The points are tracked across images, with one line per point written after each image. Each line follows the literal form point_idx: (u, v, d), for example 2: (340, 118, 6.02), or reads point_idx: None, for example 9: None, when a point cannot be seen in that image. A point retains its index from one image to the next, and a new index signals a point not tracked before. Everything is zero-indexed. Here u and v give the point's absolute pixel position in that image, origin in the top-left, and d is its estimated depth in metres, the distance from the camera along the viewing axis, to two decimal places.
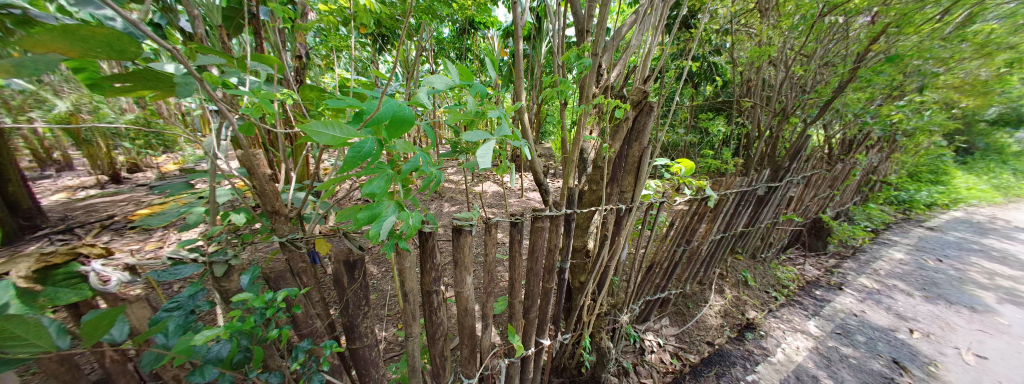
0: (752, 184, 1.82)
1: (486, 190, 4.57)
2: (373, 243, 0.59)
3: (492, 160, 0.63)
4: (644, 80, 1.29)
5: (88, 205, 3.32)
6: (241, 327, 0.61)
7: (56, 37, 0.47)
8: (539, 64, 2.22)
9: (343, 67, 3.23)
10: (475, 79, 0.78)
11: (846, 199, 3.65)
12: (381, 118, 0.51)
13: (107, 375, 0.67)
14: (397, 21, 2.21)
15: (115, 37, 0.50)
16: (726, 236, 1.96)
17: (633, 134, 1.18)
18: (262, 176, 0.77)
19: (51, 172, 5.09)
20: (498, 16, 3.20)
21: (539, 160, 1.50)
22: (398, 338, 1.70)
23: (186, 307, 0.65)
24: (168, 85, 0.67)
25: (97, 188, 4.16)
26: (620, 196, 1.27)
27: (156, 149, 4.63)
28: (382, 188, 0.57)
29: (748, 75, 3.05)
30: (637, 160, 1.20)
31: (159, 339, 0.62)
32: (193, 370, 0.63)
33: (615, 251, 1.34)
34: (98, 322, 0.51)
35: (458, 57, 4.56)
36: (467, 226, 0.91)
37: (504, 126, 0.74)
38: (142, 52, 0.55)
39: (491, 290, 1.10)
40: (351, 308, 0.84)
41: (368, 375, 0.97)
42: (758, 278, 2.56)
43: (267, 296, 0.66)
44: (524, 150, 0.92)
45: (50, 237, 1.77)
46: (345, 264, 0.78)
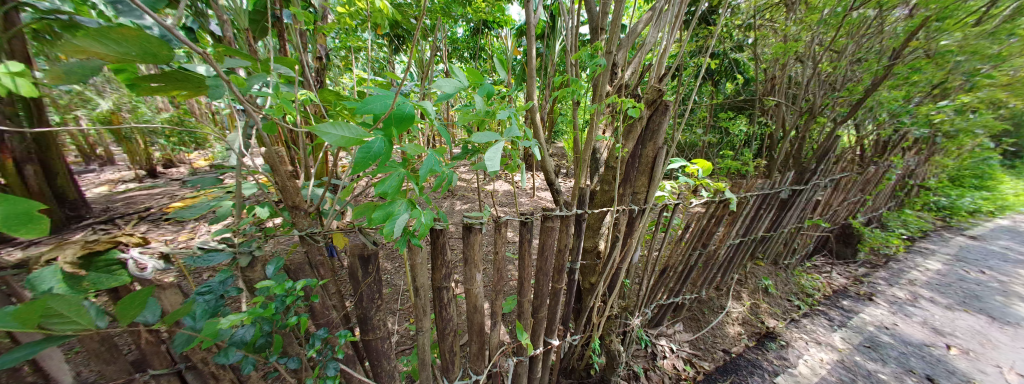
0: (774, 187, 1.74)
1: (497, 189, 4.60)
2: (387, 240, 0.60)
3: (501, 163, 0.63)
4: (661, 78, 1.25)
5: (126, 198, 3.55)
6: (264, 313, 0.64)
7: (93, 42, 0.51)
8: (552, 63, 2.21)
9: (362, 68, 3.31)
10: (485, 80, 0.79)
11: (879, 204, 3.43)
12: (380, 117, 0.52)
13: (143, 355, 0.70)
14: (412, 22, 2.25)
15: (145, 39, 0.53)
16: (745, 240, 1.89)
17: (647, 134, 1.16)
18: (285, 173, 0.79)
19: (96, 166, 5.48)
20: (511, 15, 3.18)
21: (551, 160, 1.50)
22: (410, 332, 1.74)
23: (217, 292, 0.67)
24: (199, 86, 0.71)
25: (136, 182, 4.46)
26: (633, 196, 1.25)
27: (189, 146, 4.91)
28: (396, 188, 0.59)
29: (773, 72, 2.92)
30: (652, 160, 1.17)
31: (187, 322, 0.64)
32: (218, 351, 0.67)
33: (627, 253, 1.32)
34: (130, 302, 0.53)
35: (472, 56, 4.59)
36: (477, 224, 0.91)
37: (513, 127, 0.74)
38: (173, 55, 0.59)
39: (500, 288, 1.11)
40: (366, 301, 0.87)
41: (380, 366, 0.99)
42: (780, 286, 2.46)
43: (288, 285, 0.69)
44: (535, 149, 0.91)
45: (94, 227, 1.91)
46: (360, 258, 0.80)
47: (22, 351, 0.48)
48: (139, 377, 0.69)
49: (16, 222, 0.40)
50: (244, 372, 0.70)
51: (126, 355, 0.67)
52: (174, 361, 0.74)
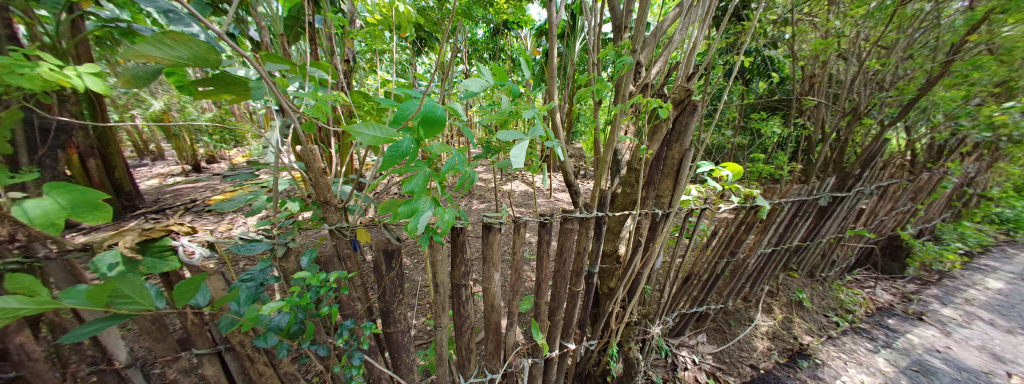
0: (811, 193, 1.63)
1: (514, 189, 4.61)
2: (412, 236, 0.62)
3: (526, 160, 0.63)
4: (688, 77, 1.21)
5: (173, 191, 3.87)
6: (300, 302, 0.68)
7: (153, 48, 0.56)
8: (572, 63, 2.19)
9: (386, 69, 3.42)
10: (509, 80, 0.80)
11: (932, 215, 3.13)
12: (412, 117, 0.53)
13: (188, 334, 0.73)
14: (435, 24, 2.30)
15: (195, 44, 0.60)
16: (777, 249, 1.78)
17: (673, 136, 1.12)
18: (318, 170, 0.84)
19: (149, 161, 6.02)
20: (532, 15, 3.18)
21: (571, 161, 1.48)
22: (427, 328, 1.78)
23: (258, 279, 0.70)
24: (243, 88, 0.76)
25: (182, 176, 4.85)
26: (656, 200, 1.22)
27: (228, 143, 5.28)
28: (421, 185, 0.60)
29: (811, 70, 2.73)
30: (677, 163, 1.13)
31: (232, 307, 0.67)
32: (257, 335, 0.71)
33: (649, 259, 1.28)
34: (187, 287, 0.57)
35: (491, 57, 4.63)
36: (496, 223, 0.92)
37: (537, 127, 0.74)
38: (220, 59, 0.65)
39: (518, 288, 1.11)
40: (389, 295, 0.90)
41: (400, 359, 1.02)
42: (815, 300, 2.29)
43: (322, 276, 0.72)
44: (557, 149, 0.91)
45: (146, 216, 2.10)
46: (385, 252, 0.83)
47: (93, 325, 0.55)
48: (184, 356, 0.75)
49: (82, 210, 0.44)
50: (279, 356, 0.74)
51: (174, 334, 0.72)
52: (215, 343, 0.78)
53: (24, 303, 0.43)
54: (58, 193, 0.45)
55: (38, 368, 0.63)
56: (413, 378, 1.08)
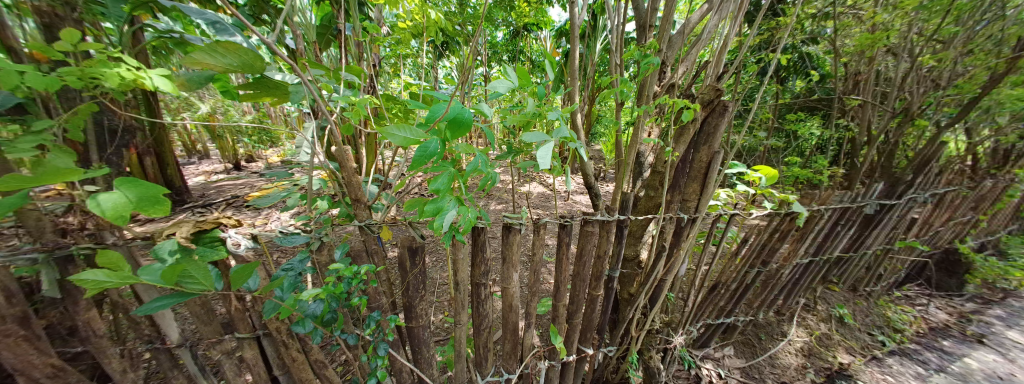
0: (855, 200, 1.51)
1: (531, 191, 4.61)
2: (437, 234, 0.63)
3: (553, 161, 0.63)
4: (718, 76, 1.16)
5: (216, 187, 4.19)
6: (334, 291, 0.72)
7: (208, 56, 0.62)
8: (592, 64, 2.16)
9: (410, 72, 3.54)
10: (533, 82, 0.81)
11: (1000, 227, 2.80)
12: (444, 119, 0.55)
13: (232, 319, 0.79)
14: (457, 28, 2.35)
15: (242, 51, 0.64)
16: (816, 260, 1.66)
17: (701, 137, 1.08)
18: (350, 169, 0.88)
19: (196, 159, 6.57)
20: (552, 16, 3.17)
21: (591, 163, 1.46)
22: (445, 325, 1.81)
23: (298, 269, 0.75)
24: (282, 92, 0.83)
25: (224, 173, 5.25)
26: (681, 205, 1.17)
27: (265, 144, 5.66)
28: (447, 184, 0.62)
29: (855, 67, 2.53)
30: (706, 166, 1.09)
31: (277, 292, 0.71)
32: (295, 321, 0.75)
33: (672, 265, 1.24)
34: (241, 272, 0.61)
35: (511, 59, 4.66)
36: (517, 224, 0.93)
37: (562, 128, 0.74)
38: (263, 66, 0.70)
39: (536, 290, 1.11)
40: (412, 290, 0.92)
41: (421, 353, 1.05)
42: (858, 316, 2.11)
43: (354, 268, 0.76)
44: (580, 150, 0.90)
45: (194, 210, 2.29)
46: (410, 249, 0.86)
47: (163, 301, 0.59)
48: (227, 339, 0.81)
49: (146, 204, 0.49)
50: (314, 342, 0.78)
51: (219, 318, 0.77)
52: (254, 329, 0.83)
53: (106, 277, 0.48)
54: (125, 188, 0.49)
55: (100, 345, 0.72)
56: (433, 373, 1.11)
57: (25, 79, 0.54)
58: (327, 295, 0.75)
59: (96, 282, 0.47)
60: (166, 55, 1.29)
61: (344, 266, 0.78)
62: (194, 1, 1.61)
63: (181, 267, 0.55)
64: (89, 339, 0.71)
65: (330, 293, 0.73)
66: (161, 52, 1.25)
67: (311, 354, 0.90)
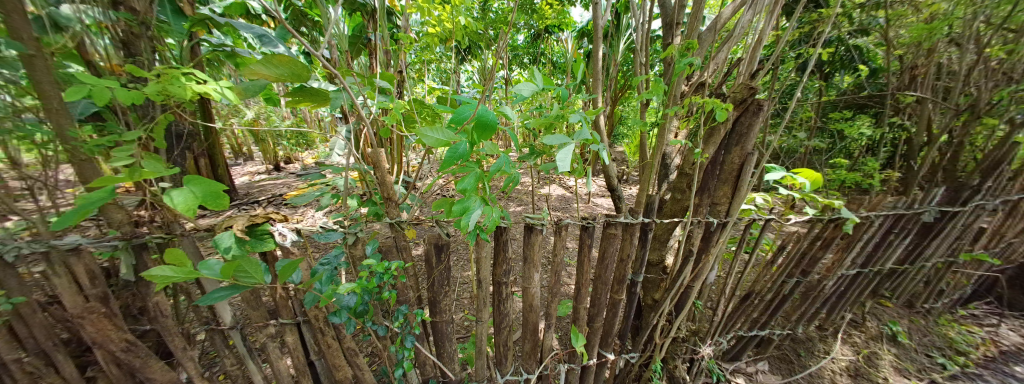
0: (912, 206, 1.37)
1: (551, 193, 4.59)
2: (463, 232, 0.66)
3: (571, 163, 0.63)
4: (752, 73, 1.10)
5: (259, 186, 4.55)
6: (367, 286, 0.76)
7: (264, 67, 0.69)
8: (615, 64, 2.13)
9: (434, 77, 3.66)
10: (557, 85, 0.81)
11: None
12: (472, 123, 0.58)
13: (276, 307, 0.86)
14: (480, 32, 2.41)
15: (293, 63, 0.70)
16: (864, 271, 1.52)
17: (733, 138, 1.03)
18: (383, 170, 0.93)
19: (242, 161, 7.16)
20: (574, 17, 3.15)
21: (614, 165, 1.44)
22: (465, 323, 1.85)
23: (334, 264, 0.80)
24: (323, 99, 0.90)
25: (265, 173, 5.69)
26: (710, 209, 1.13)
27: (301, 146, 6.08)
28: (472, 185, 0.65)
29: (912, 60, 2.30)
30: (738, 167, 1.03)
31: (317, 285, 0.77)
32: (332, 311, 0.81)
33: (700, 271, 1.19)
34: (286, 268, 0.66)
35: (532, 62, 4.68)
36: (538, 225, 0.93)
37: (584, 132, 0.74)
38: (310, 75, 0.76)
39: (557, 291, 1.10)
40: (437, 286, 0.96)
41: (444, 348, 1.08)
42: (916, 335, 1.91)
43: (385, 264, 0.81)
44: (603, 152, 0.89)
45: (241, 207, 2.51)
46: (435, 246, 0.89)
47: (222, 292, 0.67)
48: (271, 324, 0.88)
49: (210, 198, 0.54)
50: (349, 331, 0.84)
51: (265, 305, 0.84)
52: (295, 316, 0.90)
53: (173, 271, 0.56)
54: (194, 183, 0.55)
55: (167, 324, 0.82)
56: (454, 368, 1.14)
57: (115, 93, 0.63)
58: (359, 289, 0.80)
59: (165, 276, 0.55)
60: (220, 67, 1.43)
61: (375, 261, 0.83)
62: (244, 17, 1.77)
63: (234, 265, 0.62)
64: (158, 319, 0.80)
65: (362, 287, 0.78)
66: (215, 64, 1.39)
67: (344, 342, 0.96)
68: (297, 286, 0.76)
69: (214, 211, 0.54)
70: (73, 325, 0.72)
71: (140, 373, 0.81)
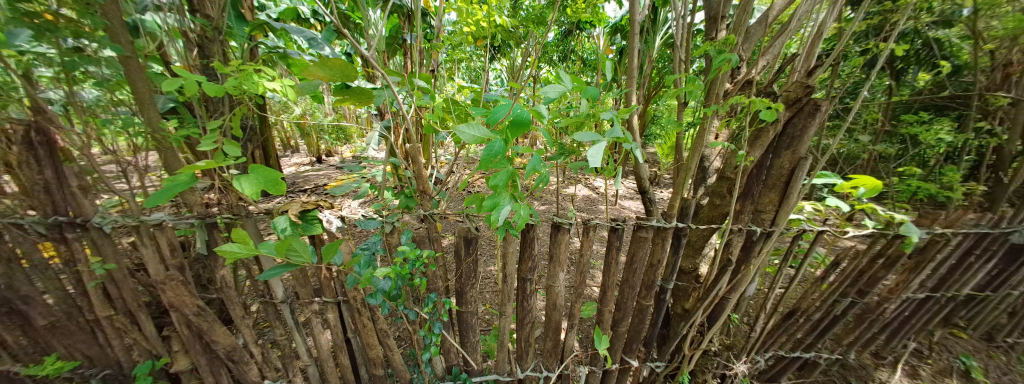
0: (1004, 224, 1.18)
1: (576, 193, 4.53)
2: (492, 227, 0.67)
3: (603, 159, 0.62)
4: (809, 70, 1.01)
5: (304, 177, 4.95)
6: (401, 271, 0.81)
7: (319, 68, 0.75)
8: (650, 61, 2.04)
9: (464, 75, 3.74)
10: (590, 83, 0.80)
11: None
12: (508, 124, 0.59)
13: (321, 286, 0.93)
14: (511, 31, 2.43)
15: (344, 65, 0.75)
16: (935, 295, 1.34)
17: (783, 141, 0.95)
18: (420, 164, 0.97)
19: (289, 153, 7.82)
20: (607, 13, 3.06)
21: (647, 166, 1.39)
22: (487, 317, 1.89)
23: (372, 249, 0.85)
24: (367, 97, 0.96)
25: (309, 165, 6.17)
26: (753, 216, 1.05)
27: (340, 141, 6.51)
28: (504, 182, 0.66)
29: (1011, 55, 1.97)
30: (788, 173, 0.96)
31: (357, 268, 0.82)
32: (370, 293, 0.86)
33: (738, 282, 1.11)
34: (329, 250, 0.72)
35: (561, 60, 4.63)
36: (566, 224, 0.92)
37: (615, 129, 0.72)
38: (358, 76, 0.81)
39: (582, 292, 1.09)
40: (464, 277, 0.99)
41: (468, 337, 1.11)
42: (1000, 374, 1.65)
43: (417, 251, 0.85)
44: (637, 152, 0.86)
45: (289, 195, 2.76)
46: (464, 239, 0.92)
47: (277, 269, 0.74)
48: (316, 302, 0.96)
49: (273, 185, 0.60)
50: (383, 313, 0.89)
51: (311, 284, 0.92)
52: (336, 296, 0.97)
53: (240, 247, 0.62)
54: (261, 172, 0.60)
55: (230, 294, 0.92)
56: (476, 358, 1.17)
57: (203, 86, 0.71)
58: (394, 274, 0.85)
59: (233, 252, 0.62)
60: (274, 67, 1.57)
61: (409, 249, 0.87)
62: (296, 20, 1.92)
63: (285, 242, 0.68)
64: (223, 289, 0.91)
65: (397, 272, 0.83)
66: (271, 64, 1.53)
67: (377, 325, 1.02)
68: (339, 268, 0.82)
69: (276, 197, 0.60)
70: (157, 289, 0.83)
71: (207, 336, 0.92)
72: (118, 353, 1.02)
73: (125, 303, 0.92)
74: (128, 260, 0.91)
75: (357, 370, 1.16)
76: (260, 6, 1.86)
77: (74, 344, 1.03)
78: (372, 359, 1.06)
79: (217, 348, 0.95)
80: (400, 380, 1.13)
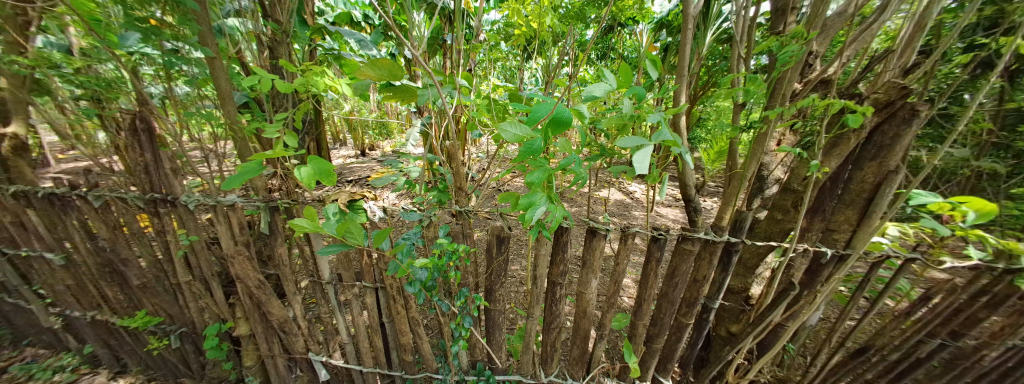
0: None
1: (609, 197, 4.36)
2: (525, 227, 0.65)
3: (651, 166, 0.56)
4: (905, 69, 0.85)
5: (349, 168, 5.34)
6: (436, 264, 0.83)
7: (370, 67, 0.79)
8: (700, 59, 1.88)
9: (500, 74, 3.77)
10: (636, 82, 0.73)
11: None
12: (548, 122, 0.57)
13: (362, 271, 0.99)
14: (550, 29, 2.39)
15: (392, 65, 0.78)
16: None
17: (875, 152, 0.82)
18: (458, 162, 0.99)
19: (338, 146, 8.51)
20: (653, 7, 2.87)
21: (694, 173, 1.28)
22: (513, 316, 1.89)
23: (413, 240, 0.88)
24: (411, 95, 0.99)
25: (355, 158, 6.65)
26: (823, 236, 0.95)
27: (383, 136, 6.92)
28: (540, 180, 0.63)
29: None
30: (872, 188, 0.84)
31: (400, 256, 0.85)
32: (408, 282, 0.89)
33: (798, 308, 0.99)
34: (378, 236, 0.76)
35: (600, 59, 4.47)
36: (603, 230, 0.88)
37: (665, 132, 0.65)
38: (405, 74, 0.84)
39: (615, 302, 1.04)
40: (495, 275, 1.00)
41: (494, 335, 1.12)
42: None
43: (455, 247, 0.86)
44: (685, 158, 0.78)
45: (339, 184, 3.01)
46: (497, 238, 0.92)
47: (334, 247, 0.79)
48: (356, 285, 1.02)
49: (325, 176, 0.63)
50: (419, 302, 0.92)
51: (353, 268, 0.98)
52: (374, 282, 1.02)
53: (309, 224, 0.69)
54: (314, 162, 0.65)
55: (285, 272, 1.01)
56: (501, 356, 1.17)
57: (275, 84, 0.82)
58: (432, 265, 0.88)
59: (301, 228, 0.68)
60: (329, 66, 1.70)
61: (447, 243, 0.89)
62: (349, 24, 2.07)
63: (346, 223, 0.73)
64: (279, 267, 1.00)
65: (436, 264, 0.86)
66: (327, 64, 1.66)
67: (408, 314, 1.05)
68: (384, 254, 0.85)
69: (327, 187, 0.64)
70: (229, 262, 0.94)
71: (265, 308, 1.02)
72: (195, 314, 1.18)
73: (202, 272, 1.05)
74: (205, 234, 1.03)
75: (389, 354, 1.22)
76: (319, 11, 2.03)
77: (163, 303, 1.21)
78: (403, 344, 1.11)
79: (273, 319, 1.05)
80: (427, 368, 1.17)
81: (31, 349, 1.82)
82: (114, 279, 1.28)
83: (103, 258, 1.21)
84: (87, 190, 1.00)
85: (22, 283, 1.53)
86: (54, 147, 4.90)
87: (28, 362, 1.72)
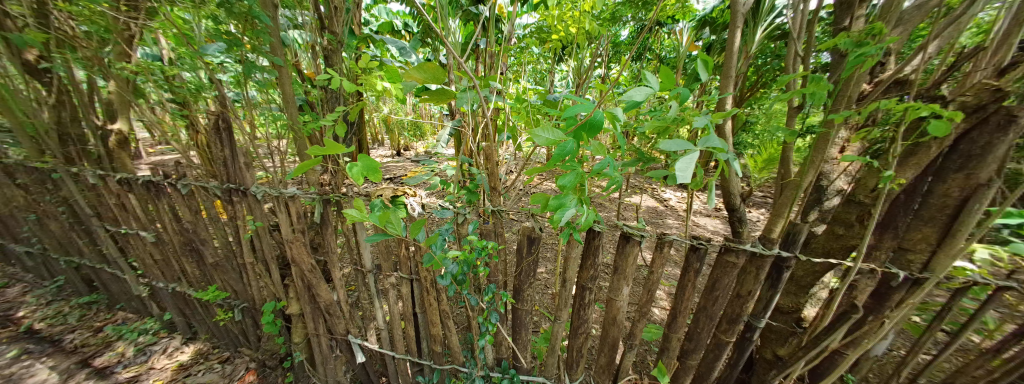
0: None
1: (642, 203, 4.18)
2: (554, 228, 0.66)
3: (694, 175, 0.51)
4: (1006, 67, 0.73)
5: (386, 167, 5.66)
6: (466, 258, 0.86)
7: (416, 70, 0.84)
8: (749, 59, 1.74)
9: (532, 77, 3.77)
10: (679, 84, 0.69)
11: None
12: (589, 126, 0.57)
13: (399, 262, 1.05)
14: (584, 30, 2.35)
15: (436, 69, 0.83)
16: None
17: (966, 162, 0.72)
18: (494, 163, 1.01)
19: (376, 146, 9.04)
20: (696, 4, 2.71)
21: (740, 180, 1.20)
22: (538, 319, 1.89)
23: (445, 234, 0.92)
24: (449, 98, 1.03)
25: (390, 157, 7.02)
26: (896, 256, 0.84)
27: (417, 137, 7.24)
28: (572, 183, 0.62)
29: None
30: (959, 203, 0.74)
31: (434, 249, 0.90)
32: (441, 274, 0.94)
33: (861, 336, 0.88)
34: (414, 226, 0.81)
35: (635, 60, 4.30)
36: (637, 235, 0.85)
37: (711, 138, 0.59)
38: (446, 77, 0.87)
39: (646, 312, 1.00)
40: (523, 275, 1.00)
41: (520, 334, 1.12)
42: None
43: (484, 244, 0.88)
44: (733, 165, 0.72)
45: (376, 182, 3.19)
46: (528, 238, 0.92)
47: (378, 236, 0.86)
48: (393, 276, 1.09)
49: (372, 171, 0.68)
50: (449, 294, 0.96)
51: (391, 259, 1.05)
52: (409, 274, 1.08)
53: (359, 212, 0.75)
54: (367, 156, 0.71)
55: (331, 259, 1.10)
56: (526, 357, 1.17)
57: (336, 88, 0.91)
58: (462, 259, 0.91)
59: (353, 216, 0.75)
60: None
61: (478, 239, 0.91)
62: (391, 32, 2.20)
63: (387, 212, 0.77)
64: (327, 254, 1.10)
65: (464, 257, 0.88)
66: None
67: (439, 307, 1.10)
68: (420, 245, 0.90)
69: (374, 182, 0.70)
70: (286, 246, 1.05)
71: (314, 290, 1.12)
72: (255, 291, 1.33)
73: (263, 254, 1.18)
74: (267, 221, 1.16)
75: (419, 344, 1.27)
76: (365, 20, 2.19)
77: (229, 280, 1.37)
78: (433, 335, 1.16)
79: (320, 301, 1.15)
80: (454, 360, 1.21)
81: (122, 312, 2.15)
82: (191, 257, 1.48)
83: (185, 237, 1.40)
84: (177, 178, 1.16)
85: (120, 256, 1.81)
86: (146, 142, 5.72)
87: (120, 324, 2.03)
